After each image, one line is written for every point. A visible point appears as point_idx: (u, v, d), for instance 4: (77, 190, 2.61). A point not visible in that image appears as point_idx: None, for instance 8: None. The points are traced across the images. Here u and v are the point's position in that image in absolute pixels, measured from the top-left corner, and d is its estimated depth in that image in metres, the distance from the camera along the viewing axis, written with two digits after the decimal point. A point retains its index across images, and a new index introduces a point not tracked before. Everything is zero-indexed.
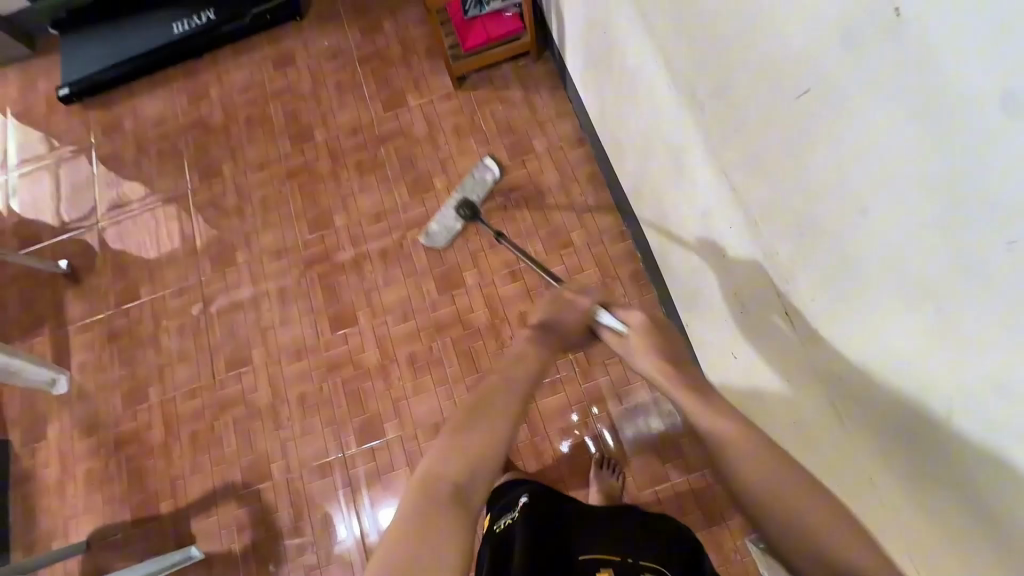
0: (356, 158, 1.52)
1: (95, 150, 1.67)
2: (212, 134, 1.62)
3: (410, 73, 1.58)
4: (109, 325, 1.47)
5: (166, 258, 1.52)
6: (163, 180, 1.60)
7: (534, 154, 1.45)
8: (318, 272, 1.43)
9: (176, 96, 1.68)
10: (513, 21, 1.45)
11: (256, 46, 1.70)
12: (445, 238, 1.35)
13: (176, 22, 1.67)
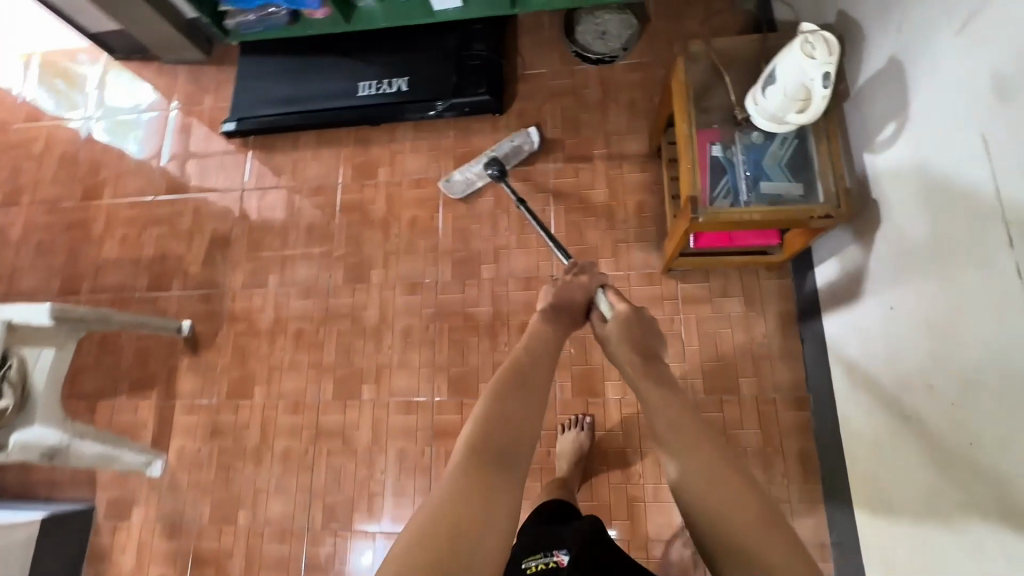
0: (522, 320, 1.29)
1: (244, 197, 1.52)
2: (369, 226, 1.43)
3: (611, 232, 1.31)
4: (214, 418, 1.35)
5: (289, 358, 1.37)
6: (304, 263, 1.43)
7: (738, 396, 1.16)
8: (445, 447, 1.24)
9: (342, 163, 1.49)
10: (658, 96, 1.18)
11: (441, 130, 1.46)
12: (463, 189, 1.38)
13: (363, 83, 1.45)
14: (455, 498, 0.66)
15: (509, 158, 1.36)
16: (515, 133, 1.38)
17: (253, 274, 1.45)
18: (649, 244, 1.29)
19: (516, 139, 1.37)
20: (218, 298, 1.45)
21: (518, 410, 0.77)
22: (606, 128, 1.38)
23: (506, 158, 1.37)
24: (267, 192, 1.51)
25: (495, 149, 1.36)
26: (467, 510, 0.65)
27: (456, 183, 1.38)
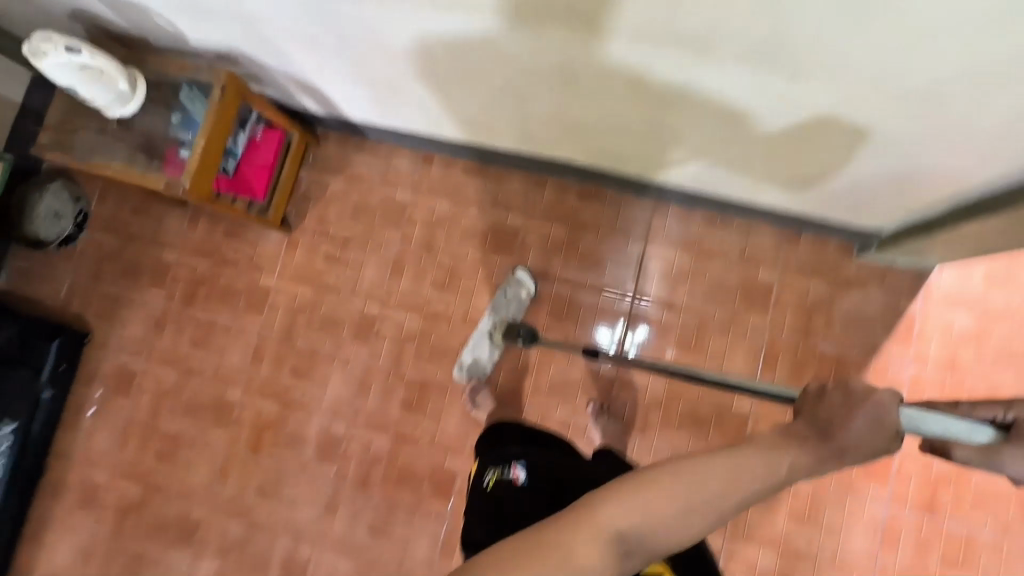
0: (363, 379, 1.44)
1: (80, 472, 1.52)
2: (200, 405, 1.50)
3: (379, 268, 1.48)
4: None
5: (213, 548, 1.44)
6: (161, 472, 1.49)
7: (534, 301, 1.40)
8: (380, 507, 1.39)
9: (142, 375, 1.54)
10: (272, 135, 1.41)
11: (202, 289, 1.55)
12: (481, 368, 1.38)
13: (123, 305, 1.57)
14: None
15: (512, 312, 1.38)
16: (509, 284, 1.40)
17: (129, 519, 1.48)
18: (400, 252, 1.47)
19: (510, 291, 1.39)
20: (120, 563, 1.47)
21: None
22: (303, 192, 1.53)
23: (509, 313, 1.39)
24: (88, 449, 1.53)
25: (497, 310, 1.38)
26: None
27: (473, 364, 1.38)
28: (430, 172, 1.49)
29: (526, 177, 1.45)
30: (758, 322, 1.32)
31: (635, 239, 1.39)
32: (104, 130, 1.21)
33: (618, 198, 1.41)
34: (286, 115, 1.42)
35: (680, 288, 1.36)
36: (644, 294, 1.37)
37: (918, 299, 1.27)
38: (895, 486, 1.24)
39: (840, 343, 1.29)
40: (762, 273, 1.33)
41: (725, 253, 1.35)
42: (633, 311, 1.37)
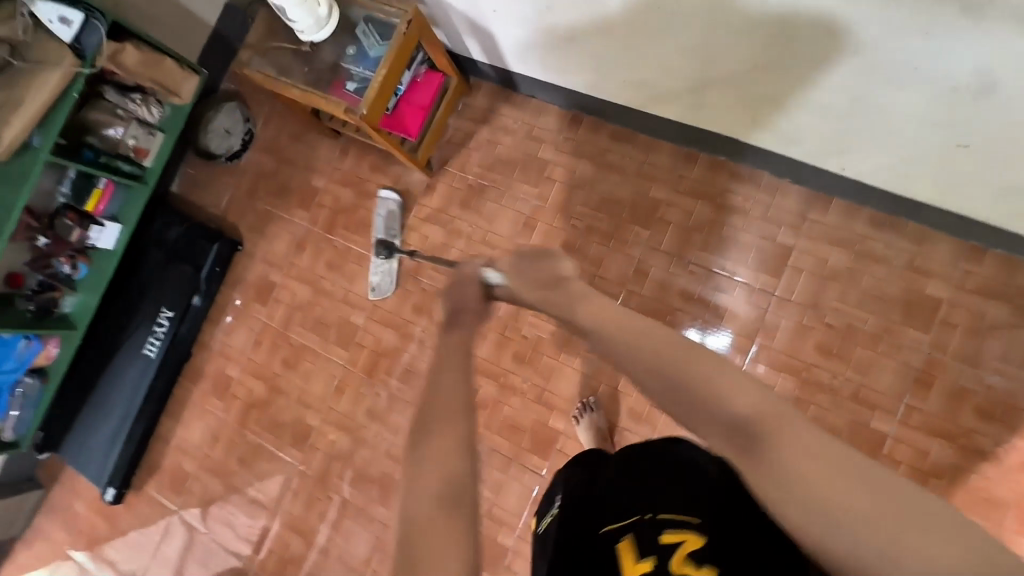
0: (479, 326, 1.47)
1: (218, 365, 1.70)
2: (326, 324, 1.61)
3: (510, 221, 1.49)
4: (297, 535, 1.54)
5: (320, 455, 1.56)
6: (285, 378, 1.62)
7: (664, 277, 1.36)
8: (477, 451, 1.43)
9: (280, 288, 1.67)
10: (432, 76, 1.46)
11: (342, 218, 1.65)
12: (385, 280, 1.56)
13: (273, 222, 1.71)
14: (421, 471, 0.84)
15: (392, 225, 1.56)
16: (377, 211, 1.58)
17: (253, 413, 1.64)
18: (533, 208, 1.48)
19: (380, 208, 1.57)
20: (241, 450, 1.63)
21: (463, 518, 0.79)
22: (447, 138, 1.58)
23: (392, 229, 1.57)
24: (227, 346, 1.70)
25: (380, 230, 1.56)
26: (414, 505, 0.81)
27: (381, 284, 1.56)
28: (575, 133, 1.48)
29: (675, 150, 1.40)
30: (916, 338, 1.20)
31: (786, 229, 1.30)
32: (296, 53, 1.28)
33: (773, 184, 1.32)
34: (448, 59, 1.46)
35: (829, 288, 1.26)
36: (785, 288, 1.29)
37: None
38: None
39: (1013, 378, 1.14)
40: (930, 287, 1.21)
41: (889, 259, 1.23)
42: (772, 303, 1.29)
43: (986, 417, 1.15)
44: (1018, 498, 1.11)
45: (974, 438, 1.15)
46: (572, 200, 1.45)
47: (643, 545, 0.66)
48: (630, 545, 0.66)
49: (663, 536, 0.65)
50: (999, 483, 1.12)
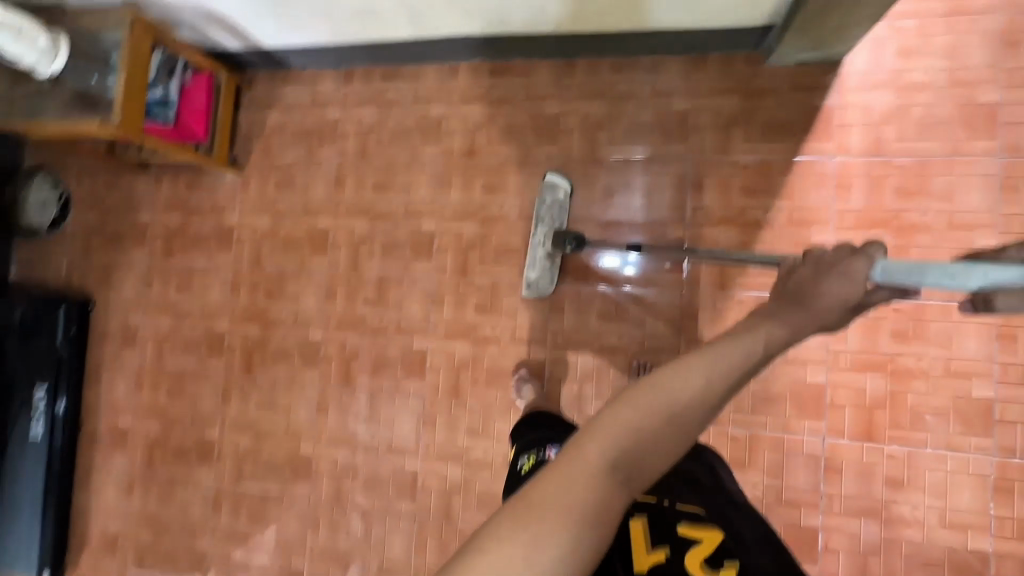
0: (328, 287, 1.55)
1: (110, 420, 1.71)
2: (195, 340, 1.65)
3: (324, 184, 1.58)
4: (234, 543, 1.58)
5: (230, 462, 1.60)
6: (175, 408, 1.65)
7: (466, 182, 1.47)
8: (362, 397, 1.51)
9: (143, 327, 1.69)
10: (200, 79, 1.52)
11: (178, 240, 1.69)
12: (547, 280, 1.37)
13: (116, 269, 1.73)
14: (649, 387, 0.53)
15: (559, 217, 1.36)
16: (541, 194, 1.38)
17: (156, 452, 1.66)
18: (338, 166, 1.57)
19: (548, 196, 1.36)
20: (156, 487, 1.65)
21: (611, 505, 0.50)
22: (244, 132, 1.64)
23: (556, 219, 1.37)
24: (112, 399, 1.71)
25: (544, 217, 1.36)
26: (664, 414, 0.52)
27: (538, 282, 1.37)
28: (352, 86, 1.57)
29: (440, 68, 1.50)
30: (678, 151, 1.34)
31: (549, 100, 1.42)
32: (41, 91, 1.34)
33: (526, 66, 1.44)
34: (209, 58, 1.52)
35: (599, 136, 1.39)
36: (565, 150, 1.41)
37: (832, 90, 1.26)
38: None
39: (762, 152, 1.29)
40: (675, 103, 1.35)
41: (636, 94, 1.37)
42: (560, 168, 1.41)
43: (752, 192, 1.29)
44: (795, 249, 1.27)
45: (749, 214, 1.30)
46: (369, 146, 1.55)
47: (655, 539, 0.72)
48: (644, 528, 0.73)
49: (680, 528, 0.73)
50: (777, 243, 1.28)
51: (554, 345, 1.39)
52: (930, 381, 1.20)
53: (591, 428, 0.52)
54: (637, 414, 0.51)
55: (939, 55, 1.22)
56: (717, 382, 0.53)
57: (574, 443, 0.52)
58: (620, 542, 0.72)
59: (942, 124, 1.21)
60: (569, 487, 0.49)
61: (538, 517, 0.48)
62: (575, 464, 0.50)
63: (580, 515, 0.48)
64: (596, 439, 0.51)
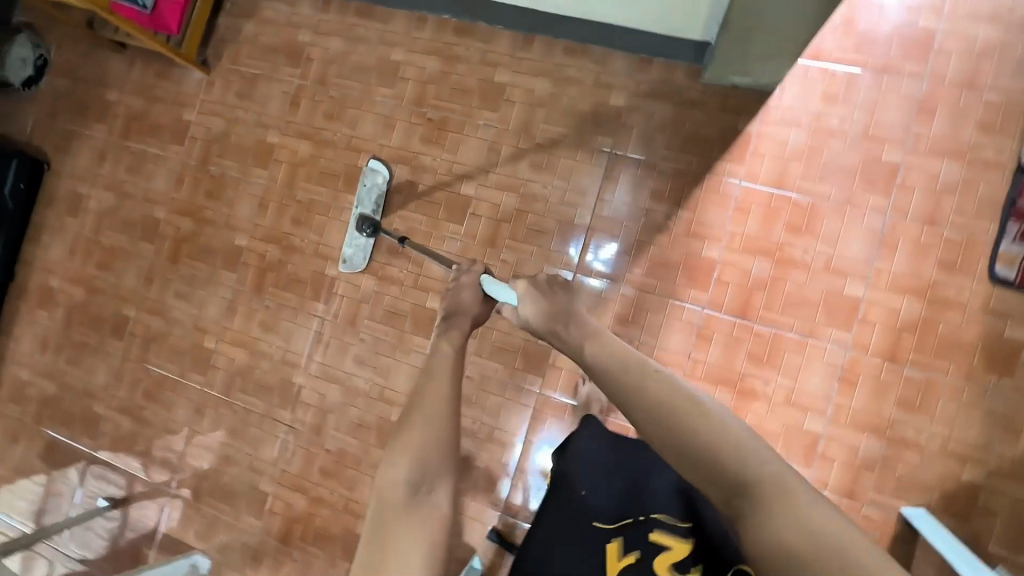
0: (262, 198, 1.62)
1: (40, 280, 1.80)
2: (132, 220, 1.73)
3: (280, 101, 1.64)
4: (126, 414, 1.69)
5: (139, 339, 1.69)
6: (101, 279, 1.74)
7: (407, 128, 1.53)
8: (268, 307, 1.59)
9: (89, 199, 1.77)
10: None
11: (137, 124, 1.75)
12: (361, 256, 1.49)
13: (75, 138, 1.80)
14: (410, 436, 0.78)
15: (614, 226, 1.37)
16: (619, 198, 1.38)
17: (75, 316, 1.75)
18: (298, 87, 1.63)
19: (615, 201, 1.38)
20: (69, 347, 1.75)
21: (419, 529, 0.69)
22: (219, 36, 1.70)
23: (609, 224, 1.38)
24: (46, 258, 1.80)
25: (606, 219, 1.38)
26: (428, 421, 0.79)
27: (352, 257, 1.51)
28: (327, 14, 1.62)
29: (410, 15, 1.55)
30: (604, 143, 1.40)
31: (501, 69, 1.47)
32: None
33: (488, 31, 1.49)
34: None
35: (537, 113, 1.45)
36: (504, 119, 1.47)
37: (755, 118, 1.32)
38: (714, 291, 1.31)
39: (678, 161, 1.35)
40: (613, 97, 1.40)
41: (581, 80, 1.42)
42: (494, 134, 1.47)
43: (660, 197, 1.36)
44: (683, 257, 1.33)
45: (651, 216, 1.36)
46: (329, 74, 1.60)
47: (631, 545, 0.79)
48: (619, 545, 0.80)
49: (651, 536, 0.79)
50: (670, 250, 1.34)
51: (450, 298, 1.47)
52: (770, 405, 1.27)
53: (390, 455, 0.77)
54: (420, 457, 0.75)
55: (860, 107, 1.27)
56: (443, 386, 0.84)
57: (382, 480, 0.75)
58: (597, 559, 0.79)
59: (845, 172, 1.27)
60: (393, 543, 0.68)
61: (373, 566, 0.67)
62: (391, 514, 0.71)
63: (406, 537, 0.69)
64: (393, 483, 0.73)
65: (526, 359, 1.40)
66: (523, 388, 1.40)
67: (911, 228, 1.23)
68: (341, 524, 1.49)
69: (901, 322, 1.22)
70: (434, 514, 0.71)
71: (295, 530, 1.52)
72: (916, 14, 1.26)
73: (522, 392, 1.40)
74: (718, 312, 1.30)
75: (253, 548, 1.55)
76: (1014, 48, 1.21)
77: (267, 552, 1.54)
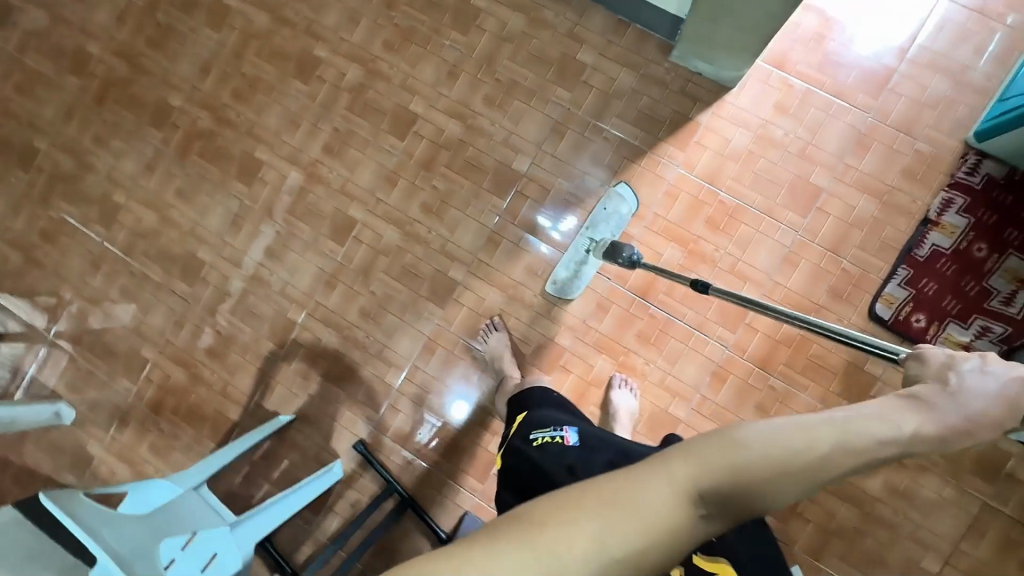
0: (206, 61, 1.54)
1: None
2: (62, 48, 1.60)
3: None
4: (15, 249, 1.60)
5: (45, 176, 1.60)
6: (15, 102, 1.62)
7: (371, 28, 1.47)
8: (188, 176, 1.53)
9: (18, 12, 1.63)
10: None
11: None
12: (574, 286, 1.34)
13: None
14: (758, 423, 0.51)
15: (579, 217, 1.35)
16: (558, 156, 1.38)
17: None
18: None
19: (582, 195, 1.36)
20: None
21: (642, 505, 0.47)
22: None
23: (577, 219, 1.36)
24: None
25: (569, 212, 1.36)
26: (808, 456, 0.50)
27: (566, 284, 1.35)
28: None
29: None
30: (561, 96, 1.38)
31: None
32: None
33: None
34: None
35: (504, 48, 1.41)
36: (470, 45, 1.42)
37: (708, 110, 1.33)
38: (624, 266, 1.35)
39: (625, 132, 1.36)
40: (581, 52, 1.38)
41: (554, 26, 1.39)
42: (457, 58, 1.43)
43: (599, 163, 1.36)
44: (605, 226, 1.35)
45: (587, 179, 1.37)
46: None
47: None
48: None
49: None
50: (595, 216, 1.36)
51: (374, 211, 1.45)
52: (645, 384, 1.33)
53: (681, 453, 0.51)
54: (731, 444, 0.50)
55: (806, 124, 1.30)
56: (823, 429, 0.52)
57: (655, 456, 0.51)
58: None
59: (775, 184, 1.30)
60: (609, 510, 0.47)
61: (542, 562, 0.45)
62: (650, 476, 0.49)
63: (617, 561, 0.46)
64: (682, 458, 0.50)
65: (432, 288, 1.41)
66: (422, 315, 1.42)
67: (816, 251, 1.28)
68: (215, 405, 1.49)
69: (781, 335, 1.29)
70: (680, 522, 0.48)
71: (168, 402, 1.51)
72: (880, 49, 1.29)
73: (421, 319, 1.42)
74: (622, 287, 1.34)
75: (122, 409, 1.53)
76: (956, 106, 1.27)
77: (135, 416, 1.53)
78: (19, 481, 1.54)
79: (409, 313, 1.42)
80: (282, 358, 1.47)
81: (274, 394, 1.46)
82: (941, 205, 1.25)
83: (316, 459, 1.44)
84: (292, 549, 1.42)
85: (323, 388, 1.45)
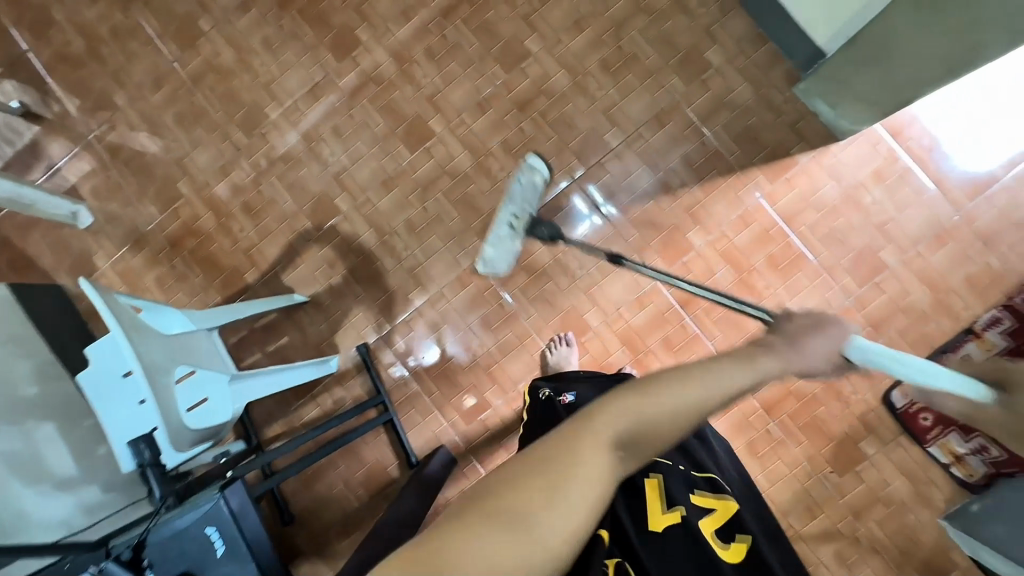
0: None
1: None
2: None
3: None
4: (80, 37, 1.53)
5: None
6: None
7: None
8: (280, 29, 1.48)
9: None
10: None
11: None
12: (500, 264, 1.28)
13: None
14: (664, 382, 0.57)
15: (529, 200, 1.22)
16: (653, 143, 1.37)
17: None
18: None
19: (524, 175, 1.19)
20: None
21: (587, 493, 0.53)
22: None
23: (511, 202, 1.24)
24: None
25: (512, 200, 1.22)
26: (695, 400, 0.56)
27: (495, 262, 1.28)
28: None
29: None
30: (674, 86, 1.36)
31: None
32: None
33: None
34: None
35: (637, 18, 1.37)
36: (605, 3, 1.39)
37: (809, 152, 1.32)
38: (674, 271, 1.35)
39: (724, 143, 1.34)
40: (710, 51, 1.35)
41: (693, 15, 1.36)
42: (587, 11, 1.39)
43: (688, 165, 1.35)
44: (671, 226, 1.35)
45: (671, 176, 1.36)
46: None
47: (670, 495, 0.79)
48: (659, 486, 0.79)
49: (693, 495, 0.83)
50: (664, 213, 1.35)
51: (454, 130, 1.42)
52: None
53: (602, 412, 0.56)
54: (642, 408, 0.56)
55: (894, 199, 1.31)
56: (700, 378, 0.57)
57: (580, 424, 0.56)
58: (640, 498, 0.78)
59: (843, 244, 1.31)
60: (550, 490, 0.52)
61: (490, 532, 0.50)
62: (577, 459, 0.54)
63: (563, 485, 0.53)
64: (607, 417, 0.55)
65: (484, 226, 1.40)
66: (465, 248, 1.41)
67: (857, 321, 1.30)
68: (235, 261, 1.47)
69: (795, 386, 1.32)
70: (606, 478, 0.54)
71: (188, 242, 1.49)
72: (992, 153, 1.28)
73: (463, 250, 1.41)
74: (664, 289, 1.35)
75: (140, 233, 1.50)
76: None
77: (151, 245, 1.50)
78: (15, 265, 1.50)
79: (453, 241, 1.41)
80: (314, 240, 1.45)
81: (296, 271, 1.45)
82: (989, 321, 1.26)
83: (315, 347, 1.44)
84: (264, 422, 1.43)
85: (345, 283, 1.44)
